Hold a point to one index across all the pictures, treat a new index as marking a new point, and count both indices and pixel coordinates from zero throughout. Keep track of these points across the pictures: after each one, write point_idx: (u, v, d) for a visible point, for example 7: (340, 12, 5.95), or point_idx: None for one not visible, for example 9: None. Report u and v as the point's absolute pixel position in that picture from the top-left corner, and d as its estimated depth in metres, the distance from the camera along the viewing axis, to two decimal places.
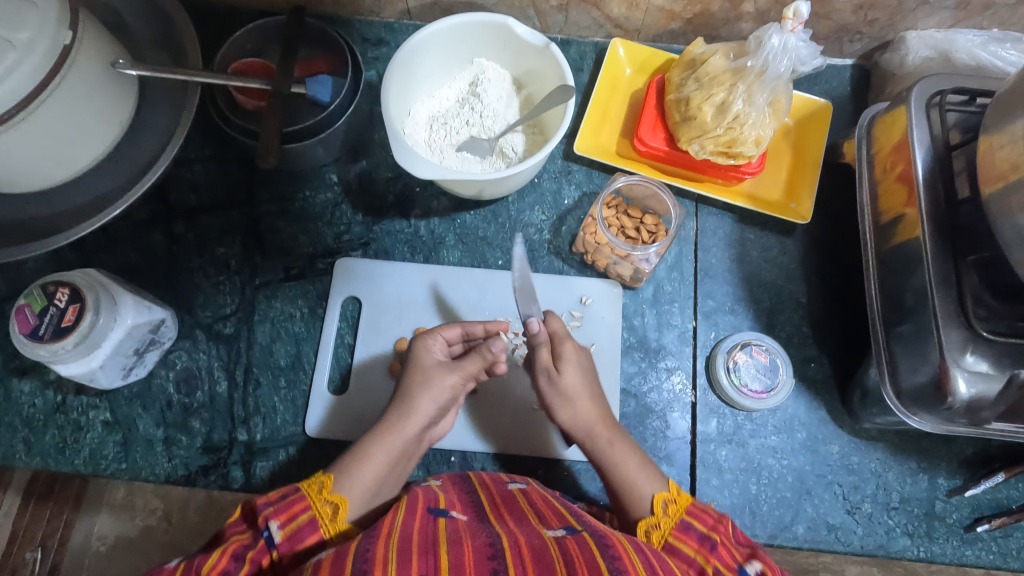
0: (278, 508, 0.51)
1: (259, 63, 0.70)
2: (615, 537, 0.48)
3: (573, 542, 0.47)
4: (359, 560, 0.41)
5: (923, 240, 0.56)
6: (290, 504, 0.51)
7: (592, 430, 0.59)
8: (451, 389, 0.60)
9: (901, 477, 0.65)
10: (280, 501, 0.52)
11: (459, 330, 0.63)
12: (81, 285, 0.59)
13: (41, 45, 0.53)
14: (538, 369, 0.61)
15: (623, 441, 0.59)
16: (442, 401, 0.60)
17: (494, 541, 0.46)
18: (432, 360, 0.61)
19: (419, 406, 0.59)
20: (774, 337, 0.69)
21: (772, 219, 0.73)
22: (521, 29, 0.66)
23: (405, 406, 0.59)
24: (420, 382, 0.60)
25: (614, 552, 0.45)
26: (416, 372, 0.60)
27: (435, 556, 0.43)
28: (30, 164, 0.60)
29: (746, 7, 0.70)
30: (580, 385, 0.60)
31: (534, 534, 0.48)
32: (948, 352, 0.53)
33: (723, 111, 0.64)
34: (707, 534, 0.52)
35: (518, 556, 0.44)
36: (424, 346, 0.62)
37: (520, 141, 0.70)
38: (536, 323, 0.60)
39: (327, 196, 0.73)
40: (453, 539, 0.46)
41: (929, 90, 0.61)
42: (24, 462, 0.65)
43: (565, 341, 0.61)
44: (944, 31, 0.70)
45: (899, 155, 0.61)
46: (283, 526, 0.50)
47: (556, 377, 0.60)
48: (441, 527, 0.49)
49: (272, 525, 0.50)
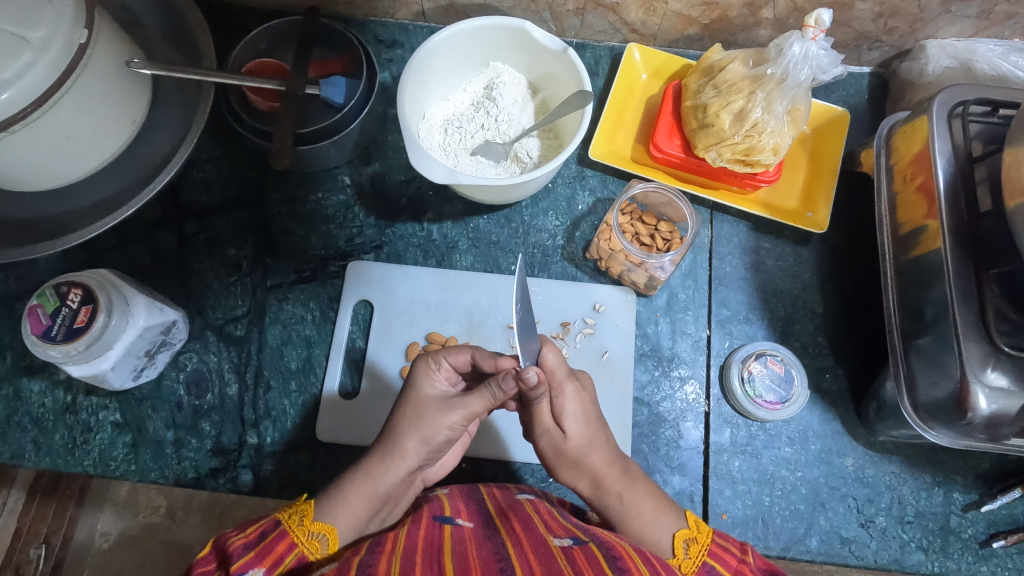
0: (258, 552, 0.46)
1: (273, 64, 0.69)
2: (622, 548, 0.47)
3: (580, 552, 0.46)
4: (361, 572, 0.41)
5: (944, 253, 0.56)
6: (272, 546, 0.47)
7: (600, 485, 0.55)
8: (448, 429, 0.55)
9: (917, 490, 0.64)
10: (260, 543, 0.46)
11: (467, 357, 0.57)
12: (94, 285, 0.59)
13: (57, 43, 0.53)
14: (538, 428, 0.56)
15: (636, 489, 0.55)
16: (436, 441, 0.55)
17: (499, 550, 0.46)
18: (433, 393, 0.56)
19: (408, 446, 0.54)
20: (789, 347, 0.69)
21: (788, 228, 0.72)
22: (539, 34, 0.65)
23: (395, 445, 0.54)
24: (414, 419, 0.55)
25: (621, 563, 0.44)
26: (413, 405, 0.56)
27: (440, 564, 0.43)
28: (44, 163, 0.60)
29: (765, 13, 0.69)
30: (582, 441, 0.55)
31: (539, 542, 0.48)
32: (968, 367, 0.52)
33: (741, 119, 0.63)
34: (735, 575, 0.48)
35: (525, 564, 0.43)
36: (426, 378, 0.57)
37: (535, 146, 0.69)
38: (532, 372, 0.50)
39: (339, 198, 0.72)
40: (458, 549, 0.46)
41: (951, 100, 0.60)
42: (33, 462, 0.64)
43: (565, 386, 0.55)
44: (964, 41, 0.70)
45: (919, 166, 0.60)
46: (268, 571, 0.46)
47: (558, 436, 0.55)
48: (446, 536, 0.48)
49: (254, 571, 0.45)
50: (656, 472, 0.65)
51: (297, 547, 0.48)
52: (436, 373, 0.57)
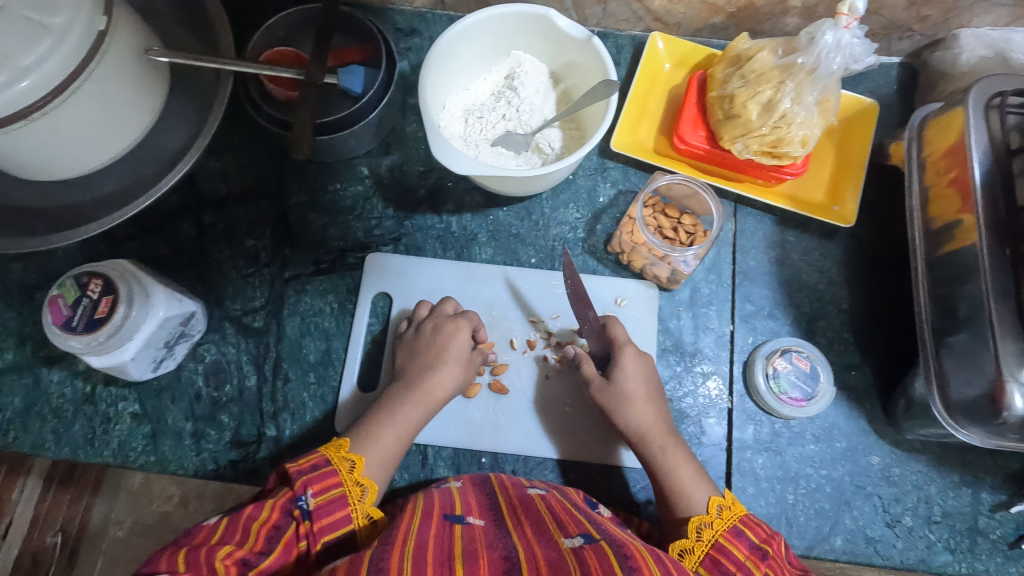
0: (312, 477, 0.52)
1: (291, 52, 0.68)
2: (634, 548, 0.47)
3: (591, 552, 0.46)
4: (372, 572, 0.41)
5: (980, 249, 0.54)
6: (324, 477, 0.53)
7: (647, 433, 0.60)
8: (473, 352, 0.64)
9: (944, 490, 0.63)
10: (314, 472, 0.53)
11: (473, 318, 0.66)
12: (115, 276, 0.58)
13: (77, 29, 0.52)
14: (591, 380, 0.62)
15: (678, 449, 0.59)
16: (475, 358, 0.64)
17: (510, 555, 0.45)
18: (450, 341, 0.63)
19: (454, 363, 0.63)
20: (814, 343, 0.67)
21: (814, 222, 0.71)
22: (563, 22, 0.64)
23: (446, 357, 0.63)
24: (436, 361, 0.62)
25: (633, 563, 0.44)
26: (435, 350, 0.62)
27: (450, 571, 0.42)
28: (63, 152, 0.59)
29: (793, 1, 0.67)
30: (638, 389, 0.61)
31: (550, 545, 0.47)
32: (1004, 365, 0.51)
33: (769, 110, 0.62)
34: (759, 545, 0.52)
35: (535, 573, 0.43)
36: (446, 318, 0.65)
37: (557, 137, 0.68)
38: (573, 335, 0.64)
39: (358, 189, 0.72)
40: (468, 550, 0.45)
41: (989, 90, 0.58)
42: (53, 452, 0.64)
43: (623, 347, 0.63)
44: (1000, 30, 0.68)
45: (953, 159, 0.59)
46: (317, 496, 0.52)
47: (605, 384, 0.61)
48: (456, 534, 0.48)
49: (307, 494, 0.51)
50: None
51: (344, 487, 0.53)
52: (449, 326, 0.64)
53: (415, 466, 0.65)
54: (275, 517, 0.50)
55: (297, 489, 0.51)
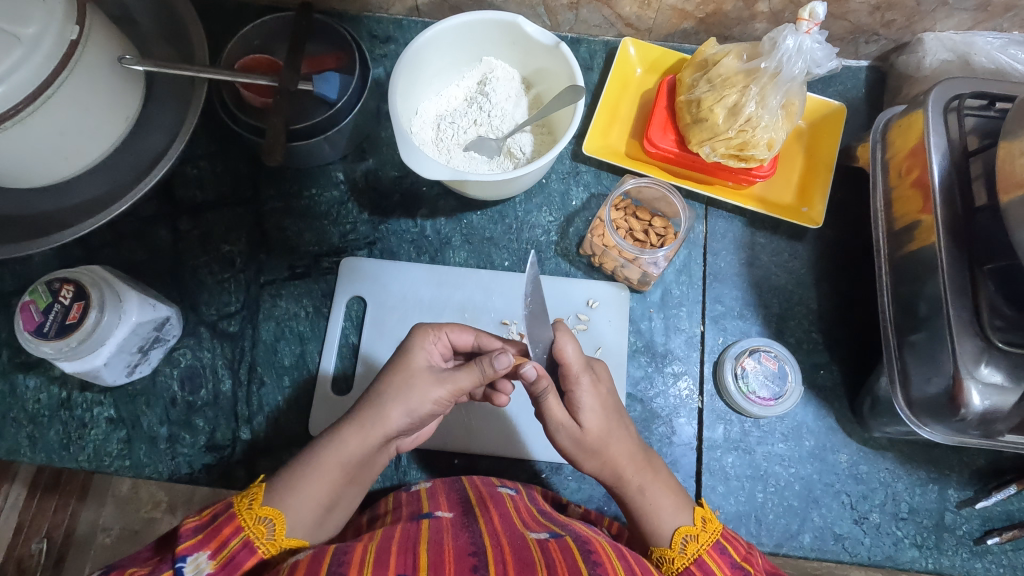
0: (205, 536, 0.45)
1: (266, 59, 0.69)
2: (597, 543, 0.47)
3: (556, 545, 0.46)
4: (335, 562, 0.40)
5: (938, 248, 0.55)
6: (218, 529, 0.45)
7: (621, 475, 0.55)
8: (434, 403, 0.54)
9: (911, 487, 0.64)
10: (208, 528, 0.46)
11: (470, 338, 0.59)
12: (86, 282, 0.59)
13: (48, 38, 0.53)
14: (551, 425, 0.55)
15: (657, 483, 0.55)
16: (421, 413, 0.54)
17: (476, 541, 0.46)
18: (422, 363, 0.55)
19: (391, 415, 0.53)
20: (783, 343, 0.68)
21: (783, 223, 0.72)
22: (531, 28, 0.65)
23: (379, 412, 0.53)
24: (402, 385, 0.54)
25: (596, 557, 0.44)
26: (401, 374, 0.54)
27: (415, 555, 0.42)
28: (37, 161, 0.60)
29: (760, 7, 0.68)
30: (600, 430, 0.54)
31: (516, 535, 0.47)
32: (961, 362, 0.52)
33: (735, 113, 0.63)
34: (740, 563, 0.51)
35: (500, 558, 0.43)
36: (421, 347, 0.56)
37: (528, 142, 0.69)
38: (532, 368, 0.52)
39: (333, 194, 0.72)
40: (434, 538, 0.46)
41: (946, 94, 0.59)
42: (28, 457, 0.65)
43: (581, 378, 0.54)
44: (963, 33, 0.69)
45: (914, 160, 0.60)
46: (213, 556, 0.44)
47: (574, 429, 0.55)
48: (423, 526, 0.48)
49: (199, 555, 0.44)
50: None
51: (242, 532, 0.46)
52: (432, 345, 0.57)
53: (389, 470, 0.66)
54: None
55: (179, 555, 0.43)
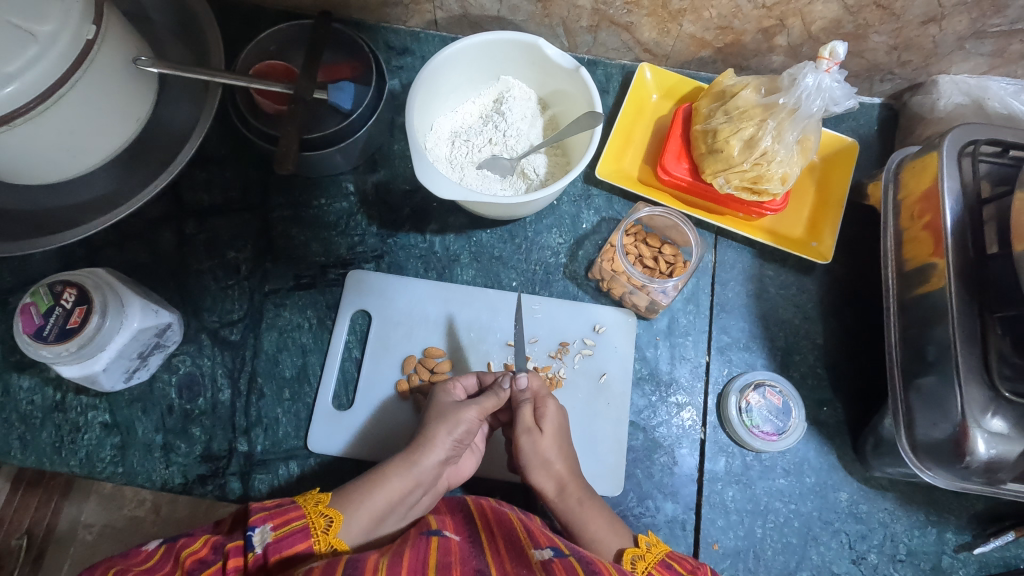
0: (272, 512, 0.49)
1: (281, 66, 0.69)
2: (602, 564, 0.48)
3: (560, 564, 0.47)
4: (349, 566, 0.42)
5: (949, 293, 0.55)
6: (284, 509, 0.49)
7: (564, 488, 0.59)
8: (470, 425, 0.58)
9: (910, 529, 0.64)
10: (275, 507, 0.49)
11: (475, 379, 0.62)
12: (90, 286, 0.58)
13: (63, 39, 0.52)
14: (519, 428, 0.60)
15: (590, 504, 0.59)
16: (461, 435, 0.58)
17: (482, 569, 0.46)
18: (450, 401, 0.60)
19: (438, 438, 0.57)
20: (788, 377, 0.68)
21: (792, 256, 0.71)
22: (552, 51, 0.65)
23: (427, 438, 0.57)
24: (439, 416, 0.58)
25: None
26: (435, 409, 0.59)
27: None
28: (43, 159, 0.59)
29: (779, 41, 0.69)
30: (551, 442, 0.60)
31: (520, 558, 0.48)
32: (968, 410, 0.52)
33: (751, 146, 0.63)
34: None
35: None
36: (446, 389, 0.61)
37: (542, 163, 0.69)
38: (525, 376, 0.61)
39: (342, 205, 0.72)
40: (443, 562, 0.46)
41: (962, 138, 0.59)
42: (19, 459, 0.64)
43: (548, 400, 0.61)
44: (977, 77, 0.70)
45: (927, 205, 0.60)
46: (275, 528, 0.48)
47: (536, 436, 0.59)
48: (432, 546, 0.49)
49: (264, 526, 0.47)
50: (649, 498, 0.65)
51: (305, 517, 0.50)
52: (453, 389, 0.61)
53: None
54: (226, 549, 0.47)
55: (251, 522, 0.47)
